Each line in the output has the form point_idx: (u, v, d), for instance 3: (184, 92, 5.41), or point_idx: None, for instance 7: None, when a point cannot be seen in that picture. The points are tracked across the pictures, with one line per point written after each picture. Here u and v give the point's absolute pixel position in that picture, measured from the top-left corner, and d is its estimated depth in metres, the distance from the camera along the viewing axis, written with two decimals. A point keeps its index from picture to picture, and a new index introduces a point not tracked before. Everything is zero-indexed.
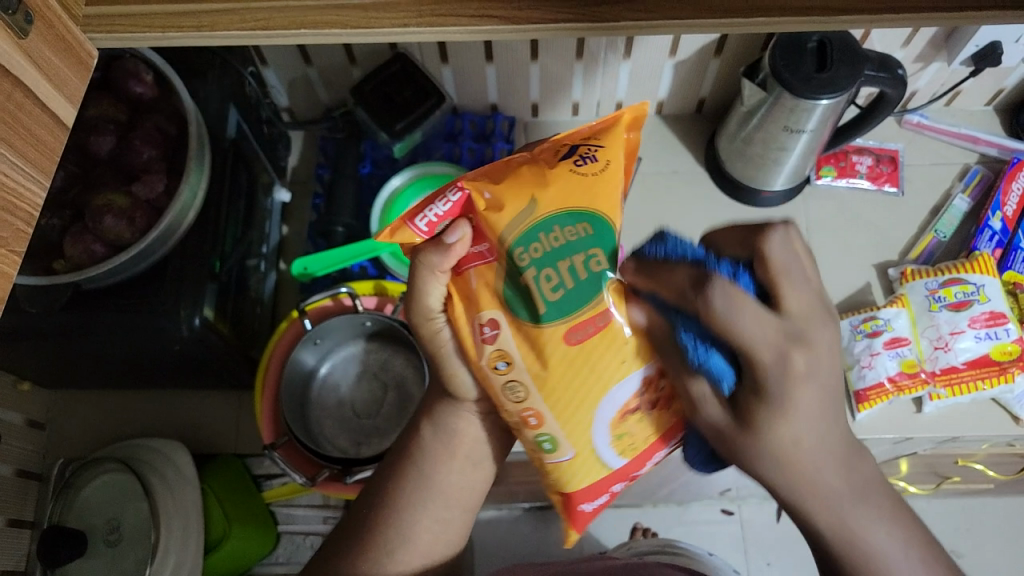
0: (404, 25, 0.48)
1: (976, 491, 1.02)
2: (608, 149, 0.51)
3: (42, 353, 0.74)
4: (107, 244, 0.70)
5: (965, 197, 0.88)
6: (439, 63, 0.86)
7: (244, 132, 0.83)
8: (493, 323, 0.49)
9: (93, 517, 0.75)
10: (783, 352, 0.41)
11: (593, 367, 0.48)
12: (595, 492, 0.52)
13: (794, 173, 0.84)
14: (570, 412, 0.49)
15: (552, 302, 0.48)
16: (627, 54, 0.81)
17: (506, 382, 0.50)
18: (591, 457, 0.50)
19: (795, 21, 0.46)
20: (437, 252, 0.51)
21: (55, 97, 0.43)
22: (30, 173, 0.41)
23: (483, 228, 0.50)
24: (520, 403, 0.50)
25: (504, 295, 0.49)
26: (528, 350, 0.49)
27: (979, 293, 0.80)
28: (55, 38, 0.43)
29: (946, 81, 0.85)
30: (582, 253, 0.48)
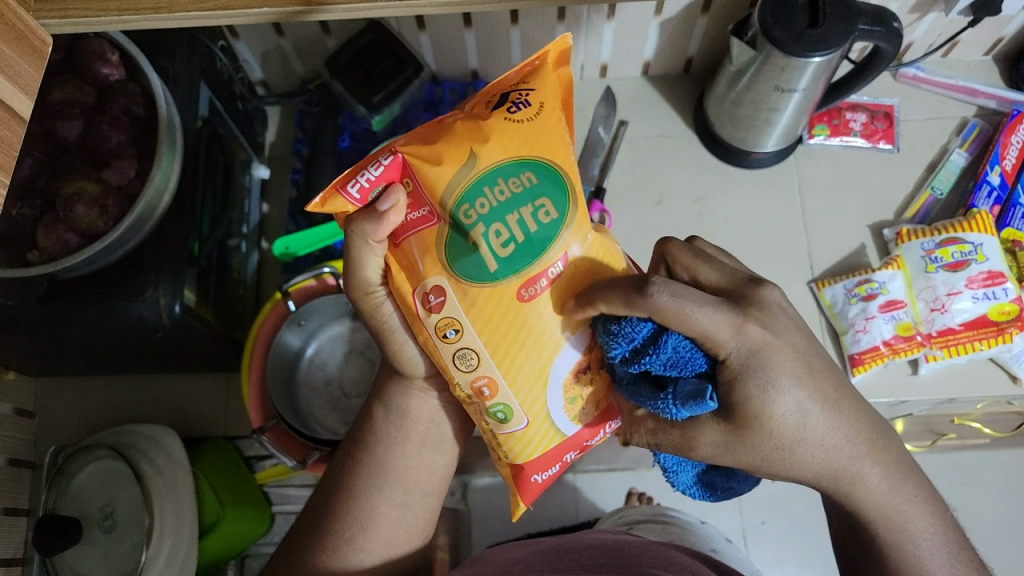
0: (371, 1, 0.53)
1: (974, 446, 1.01)
2: (541, 91, 0.51)
3: (21, 344, 0.73)
4: (80, 233, 0.68)
5: (963, 152, 0.85)
6: (416, 30, 0.82)
7: (217, 109, 0.81)
8: (439, 290, 0.51)
9: (86, 504, 0.76)
10: (737, 326, 0.43)
11: (542, 325, 0.51)
12: (546, 461, 0.56)
13: (786, 134, 0.81)
14: (521, 375, 0.51)
15: (500, 259, 0.49)
16: (611, 14, 0.78)
17: (457, 350, 0.52)
18: (544, 421, 0.53)
19: None
20: (371, 221, 0.50)
21: (9, 90, 0.42)
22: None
23: (419, 191, 0.50)
24: (471, 372, 0.52)
25: (450, 260, 0.50)
26: (477, 313, 0.50)
27: (977, 253, 0.78)
28: (6, 29, 0.42)
29: (944, 31, 0.82)
30: (529, 206, 0.50)
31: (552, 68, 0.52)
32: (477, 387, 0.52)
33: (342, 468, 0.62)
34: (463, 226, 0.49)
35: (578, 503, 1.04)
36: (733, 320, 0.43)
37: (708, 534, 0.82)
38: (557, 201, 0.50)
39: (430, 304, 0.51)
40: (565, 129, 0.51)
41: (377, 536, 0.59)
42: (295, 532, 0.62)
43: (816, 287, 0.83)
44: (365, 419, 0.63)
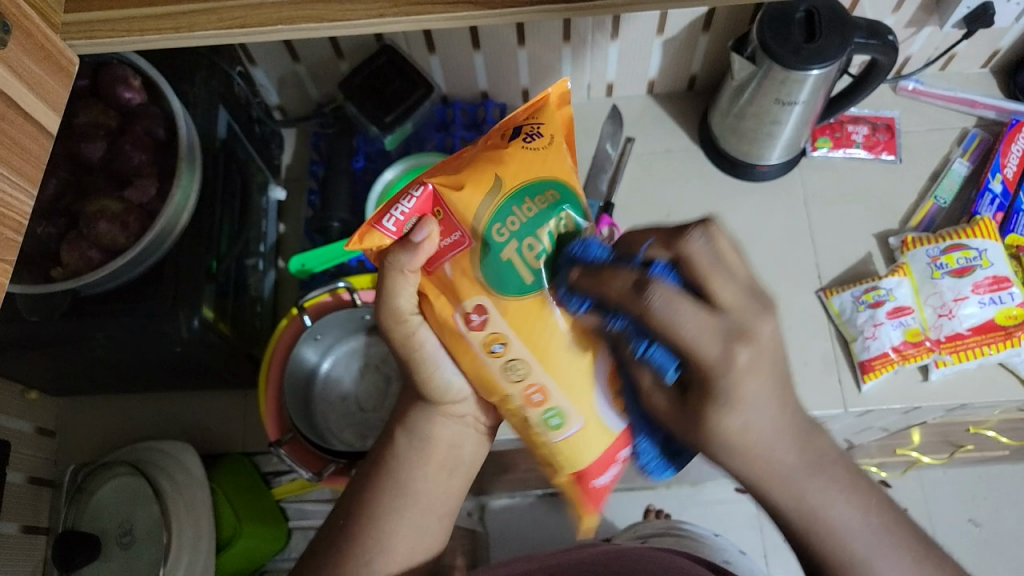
0: (379, 16, 0.50)
1: (973, 458, 1.07)
2: (549, 124, 0.55)
3: (44, 362, 0.75)
4: (103, 249, 0.70)
5: (965, 161, 0.87)
6: (427, 53, 0.85)
7: (236, 132, 0.83)
8: (480, 307, 0.52)
9: (105, 520, 0.76)
10: (724, 349, 0.39)
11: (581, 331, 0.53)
12: (604, 462, 0.55)
13: (790, 146, 0.83)
14: (568, 377, 0.53)
15: (535, 270, 0.52)
16: (614, 33, 0.81)
17: (505, 362, 0.53)
18: (597, 422, 0.54)
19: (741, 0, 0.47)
20: (408, 253, 0.51)
21: (38, 106, 0.44)
22: (6, 176, 0.41)
23: (450, 218, 0.52)
24: (521, 381, 0.54)
25: (490, 277, 0.52)
26: (522, 324, 0.52)
27: (982, 258, 0.79)
28: (34, 47, 0.44)
29: (940, 45, 0.85)
30: (555, 219, 0.53)
31: (555, 106, 0.56)
32: (529, 394, 0.54)
33: (356, 480, 0.62)
34: (496, 244, 0.52)
35: (594, 521, 1.08)
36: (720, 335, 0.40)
37: (723, 545, 0.83)
38: (576, 216, 0.54)
39: (473, 322, 0.53)
40: (571, 157, 0.56)
41: (393, 546, 0.60)
42: (308, 549, 0.62)
43: (824, 296, 0.84)
44: (382, 442, 0.64)
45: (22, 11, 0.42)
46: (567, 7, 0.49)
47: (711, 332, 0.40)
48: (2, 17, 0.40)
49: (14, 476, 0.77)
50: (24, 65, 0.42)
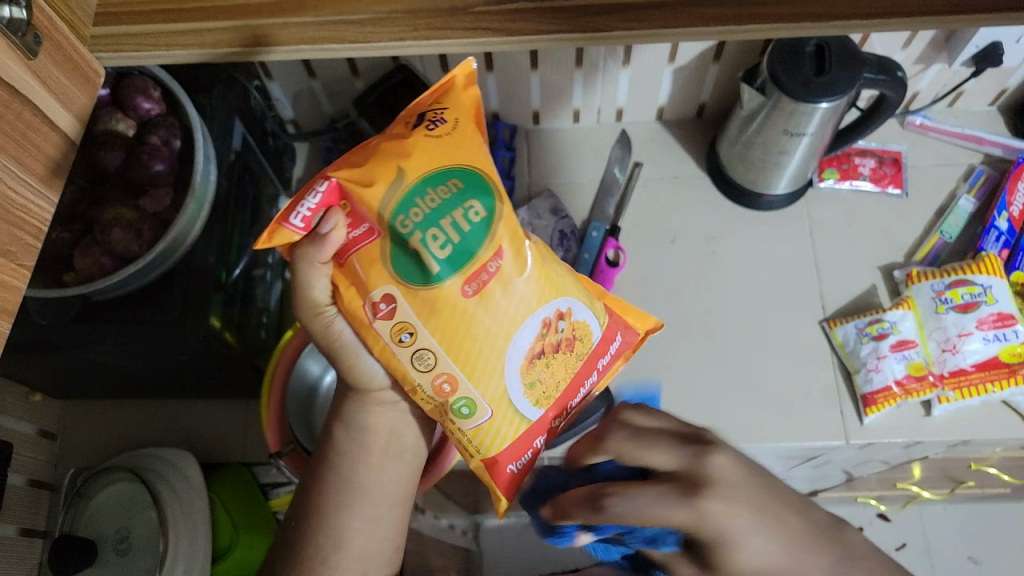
0: (401, 39, 0.51)
1: (973, 495, 1.06)
2: (453, 110, 0.54)
3: (51, 365, 0.75)
4: (115, 257, 0.71)
5: (971, 197, 0.87)
6: (441, 74, 0.87)
7: (250, 145, 0.84)
8: (388, 297, 0.52)
9: (103, 526, 0.77)
10: (690, 497, 0.40)
11: (489, 322, 0.53)
12: (517, 448, 0.58)
13: (797, 176, 0.84)
14: (478, 366, 0.53)
15: (442, 262, 0.51)
16: (626, 61, 0.82)
17: (414, 352, 0.54)
18: (507, 406, 0.56)
19: (755, 30, 0.48)
20: (314, 245, 0.51)
21: (62, 115, 0.45)
22: (26, 183, 0.42)
23: (357, 210, 0.51)
24: (431, 370, 0.54)
25: (395, 269, 0.51)
26: (427, 316, 0.52)
27: (987, 294, 0.79)
28: (64, 58, 0.45)
29: (948, 83, 0.86)
30: (459, 208, 0.51)
31: (461, 90, 0.55)
32: (438, 383, 0.54)
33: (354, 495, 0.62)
34: (401, 236, 0.50)
35: None
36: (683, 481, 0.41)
37: None
38: (483, 202, 0.52)
39: (382, 312, 0.53)
40: (479, 140, 0.54)
41: None
42: None
43: (828, 326, 0.84)
44: None
45: (53, 23, 0.44)
46: (586, 34, 0.50)
47: (672, 485, 0.41)
48: (33, 29, 0.41)
49: (14, 478, 0.78)
50: (51, 75, 0.43)
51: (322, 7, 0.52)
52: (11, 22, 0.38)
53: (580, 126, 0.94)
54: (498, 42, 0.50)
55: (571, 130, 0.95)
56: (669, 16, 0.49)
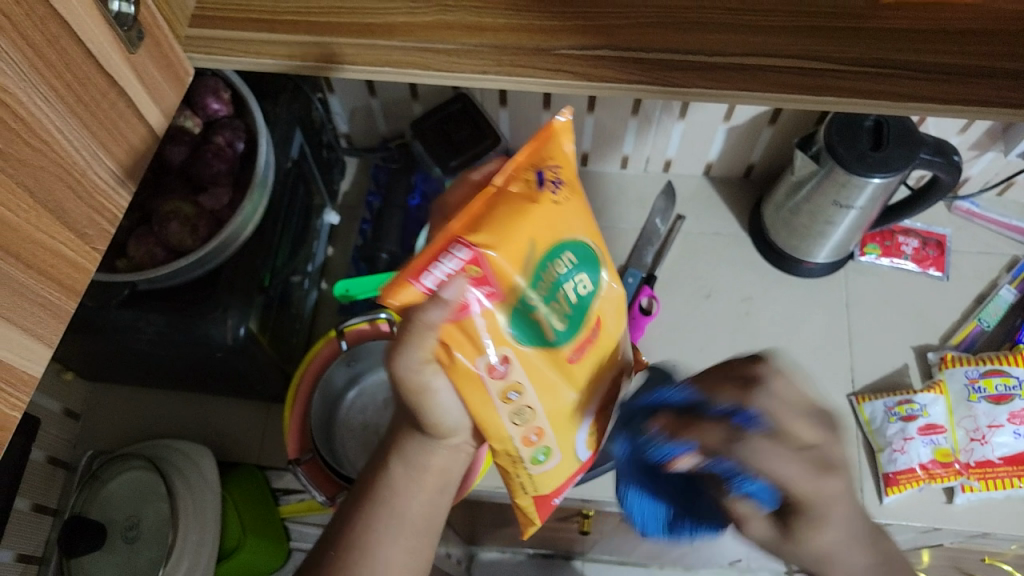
0: (483, 72, 0.49)
1: None
2: (564, 170, 0.52)
3: (89, 347, 0.77)
4: (167, 248, 0.73)
5: (1012, 288, 0.86)
6: (498, 106, 0.88)
7: (306, 154, 0.85)
8: (506, 359, 0.50)
9: (114, 511, 0.77)
10: (817, 480, 0.44)
11: (580, 378, 0.54)
12: (564, 485, 0.60)
13: (839, 248, 0.84)
14: (563, 422, 0.55)
15: (562, 330, 0.51)
16: (682, 114, 0.83)
17: (514, 411, 0.52)
18: (570, 455, 0.58)
19: (833, 99, 0.47)
20: (439, 309, 0.46)
21: (149, 107, 0.46)
22: (110, 168, 0.43)
23: (490, 275, 0.47)
24: (525, 426, 0.53)
25: (518, 333, 0.49)
26: (540, 378, 0.52)
27: (1022, 388, 0.78)
28: (160, 56, 0.46)
29: (1000, 171, 0.86)
30: (576, 281, 0.52)
31: (564, 143, 0.53)
32: (528, 438, 0.54)
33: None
34: (529, 304, 0.49)
35: None
36: (813, 465, 0.44)
37: None
38: (592, 272, 0.53)
39: (496, 374, 0.50)
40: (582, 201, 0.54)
41: None
42: None
43: (855, 401, 0.84)
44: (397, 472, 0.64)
45: (155, 21, 0.45)
46: (666, 89, 0.48)
47: (804, 473, 0.44)
48: (137, 25, 0.42)
49: (35, 454, 0.79)
50: (147, 71, 0.44)
51: (410, 32, 0.50)
52: (118, 17, 0.40)
53: (627, 173, 0.96)
54: (578, 86, 0.49)
55: (618, 175, 0.96)
56: (750, 79, 0.47)
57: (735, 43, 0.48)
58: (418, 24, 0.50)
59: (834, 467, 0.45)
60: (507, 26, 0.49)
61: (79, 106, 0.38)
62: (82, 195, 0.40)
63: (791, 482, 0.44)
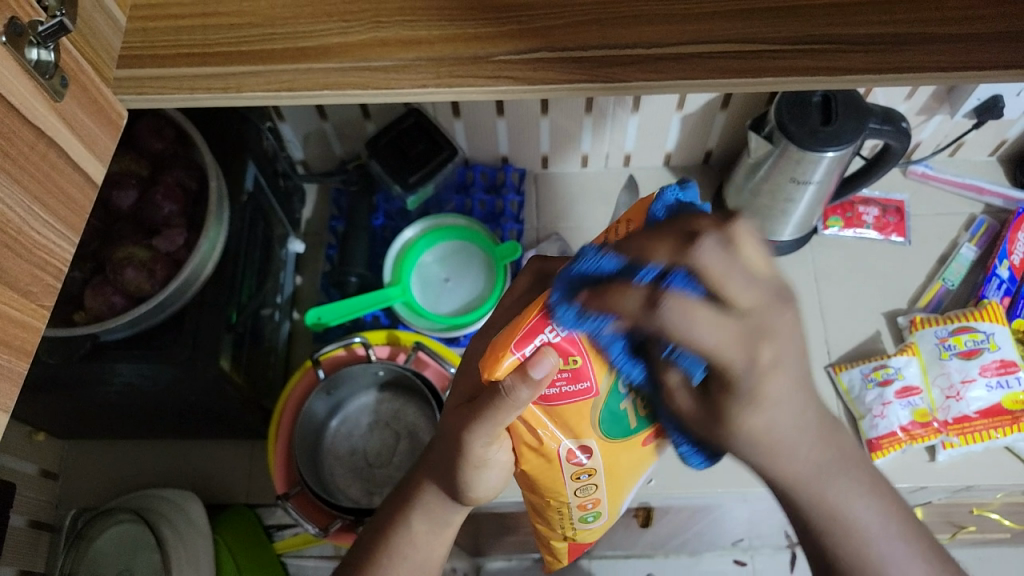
0: (422, 86, 0.48)
1: (978, 540, 1.07)
2: None
3: (59, 405, 0.75)
4: (127, 295, 0.70)
5: (972, 246, 0.88)
6: (452, 117, 0.87)
7: (262, 184, 0.84)
8: (587, 448, 0.53)
9: (103, 568, 0.76)
10: (749, 348, 0.40)
11: (644, 455, 0.58)
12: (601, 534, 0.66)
13: (802, 223, 0.85)
14: (621, 490, 0.59)
15: (640, 420, 0.54)
16: (635, 107, 0.83)
17: (580, 485, 0.56)
18: (617, 514, 0.62)
19: (776, 80, 0.47)
20: (530, 388, 0.46)
21: (86, 156, 0.45)
22: (49, 223, 0.41)
23: (587, 369, 0.49)
24: (585, 495, 0.57)
25: (603, 426, 0.53)
26: (613, 460, 0.55)
27: (990, 341, 0.80)
28: (89, 101, 0.45)
29: (950, 133, 0.88)
30: None
31: None
32: (585, 503, 0.58)
33: (368, 545, 0.61)
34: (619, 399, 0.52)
35: None
36: (737, 336, 0.39)
37: None
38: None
39: (574, 458, 0.54)
40: None
41: None
42: None
43: (833, 371, 0.85)
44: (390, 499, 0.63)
45: (79, 66, 0.44)
46: (608, 84, 0.48)
47: (730, 340, 0.39)
48: (60, 70, 0.41)
49: (15, 520, 0.77)
50: (75, 116, 0.43)
51: (348, 53, 0.49)
52: (38, 64, 0.38)
53: (588, 171, 0.96)
54: (520, 90, 0.48)
55: (579, 174, 0.96)
56: (691, 67, 0.47)
57: (671, 33, 0.48)
58: (354, 44, 0.49)
59: (767, 333, 0.39)
60: (442, 39, 0.49)
61: (8, 160, 0.37)
62: (20, 253, 0.39)
63: (714, 350, 0.39)
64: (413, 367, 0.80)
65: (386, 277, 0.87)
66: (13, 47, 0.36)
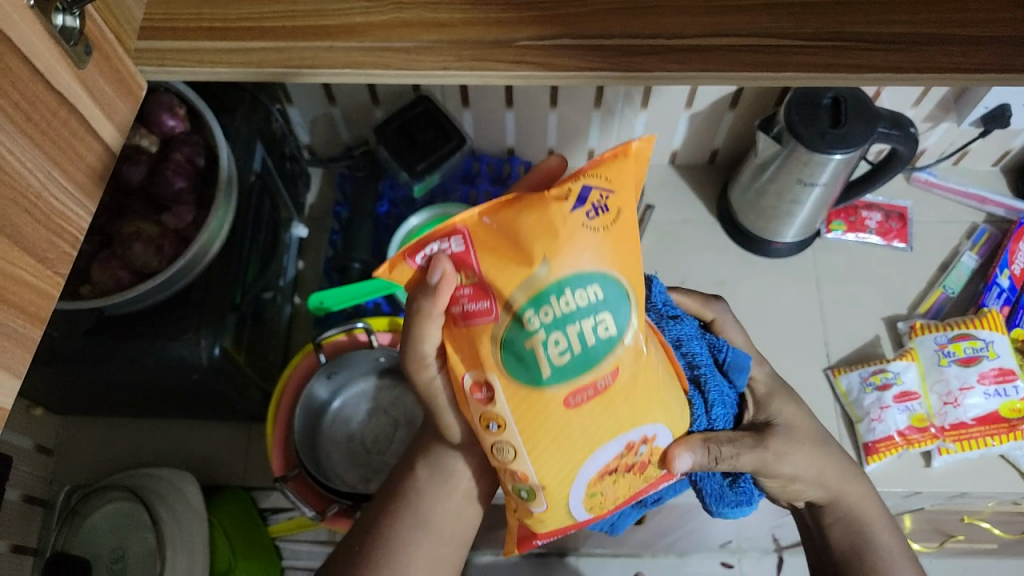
0: (444, 68, 0.49)
1: (966, 549, 1.08)
2: (619, 191, 0.43)
3: (59, 379, 0.75)
4: (133, 270, 0.70)
5: (973, 254, 0.89)
6: (461, 106, 0.88)
7: (269, 166, 0.84)
8: (488, 384, 0.45)
9: (96, 544, 0.76)
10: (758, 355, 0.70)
11: (581, 431, 0.45)
12: (557, 533, 0.53)
13: (805, 225, 0.86)
14: (550, 467, 0.47)
15: (555, 368, 0.43)
16: (644, 104, 0.84)
17: (496, 440, 0.47)
18: (563, 510, 0.50)
19: (796, 75, 0.47)
20: (428, 296, 0.45)
21: (105, 126, 0.45)
22: (67, 190, 0.41)
23: (486, 285, 0.43)
24: (509, 461, 0.47)
25: (504, 359, 0.44)
26: (523, 411, 0.45)
27: (989, 349, 0.81)
28: (111, 71, 0.45)
29: (955, 141, 0.89)
30: (590, 320, 0.43)
31: (631, 163, 0.43)
32: (512, 473, 0.48)
33: (365, 527, 0.61)
34: (524, 329, 0.43)
35: None
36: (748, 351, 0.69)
37: None
38: (619, 317, 0.44)
39: (477, 394, 0.46)
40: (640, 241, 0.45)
41: None
42: None
43: (832, 373, 0.85)
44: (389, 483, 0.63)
45: (104, 35, 0.44)
46: (629, 74, 0.48)
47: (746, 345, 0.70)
48: (85, 39, 0.41)
49: (10, 494, 0.76)
50: (98, 85, 0.43)
51: (368, 33, 0.49)
52: (64, 31, 0.38)
53: None
54: (542, 77, 0.49)
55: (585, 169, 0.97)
56: (712, 60, 0.48)
57: (693, 24, 0.48)
58: (375, 24, 0.49)
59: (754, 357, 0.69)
60: (464, 21, 0.49)
61: (30, 126, 0.37)
62: (38, 219, 0.39)
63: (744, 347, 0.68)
64: None
65: None
66: (44, 16, 0.36)
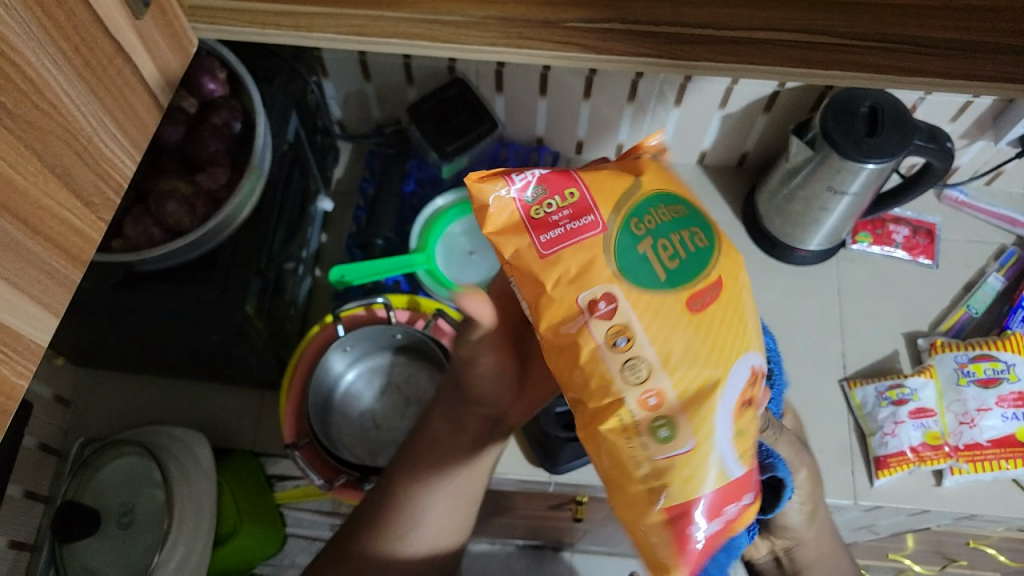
0: (490, 44, 0.51)
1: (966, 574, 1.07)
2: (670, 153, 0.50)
3: (82, 331, 0.76)
4: (164, 228, 0.71)
5: (1000, 276, 0.88)
6: (494, 91, 0.88)
7: (301, 137, 0.84)
8: (609, 295, 0.43)
9: (107, 497, 0.77)
10: None
11: (697, 341, 0.42)
12: (717, 507, 0.42)
13: (832, 234, 0.85)
14: (685, 377, 0.42)
15: (671, 272, 0.44)
16: (678, 101, 0.83)
17: (624, 364, 0.42)
18: (710, 452, 0.42)
19: (839, 73, 0.49)
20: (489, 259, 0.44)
21: (155, 77, 0.45)
22: (114, 136, 0.42)
23: (586, 199, 0.45)
24: (640, 385, 0.42)
25: (622, 265, 0.43)
26: (649, 317, 0.42)
27: (1010, 372, 0.80)
28: (165, 23, 0.45)
29: (989, 161, 0.88)
30: (686, 228, 0.45)
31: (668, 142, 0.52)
32: (645, 403, 0.42)
33: None
34: (632, 234, 0.44)
35: None
36: None
37: None
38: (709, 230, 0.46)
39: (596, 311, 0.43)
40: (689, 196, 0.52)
41: None
42: None
43: (848, 385, 0.85)
44: None
45: None
46: (674, 61, 0.50)
47: None
48: None
49: (26, 441, 0.79)
50: (151, 34, 0.43)
51: (418, 4, 0.51)
52: None
53: None
54: (588, 59, 0.50)
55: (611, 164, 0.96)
56: (760, 53, 0.49)
57: (745, 18, 0.50)
58: None
59: None
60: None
61: (87, 69, 0.37)
62: (88, 163, 0.40)
63: None
64: (432, 334, 0.81)
65: (411, 243, 0.88)
66: None
